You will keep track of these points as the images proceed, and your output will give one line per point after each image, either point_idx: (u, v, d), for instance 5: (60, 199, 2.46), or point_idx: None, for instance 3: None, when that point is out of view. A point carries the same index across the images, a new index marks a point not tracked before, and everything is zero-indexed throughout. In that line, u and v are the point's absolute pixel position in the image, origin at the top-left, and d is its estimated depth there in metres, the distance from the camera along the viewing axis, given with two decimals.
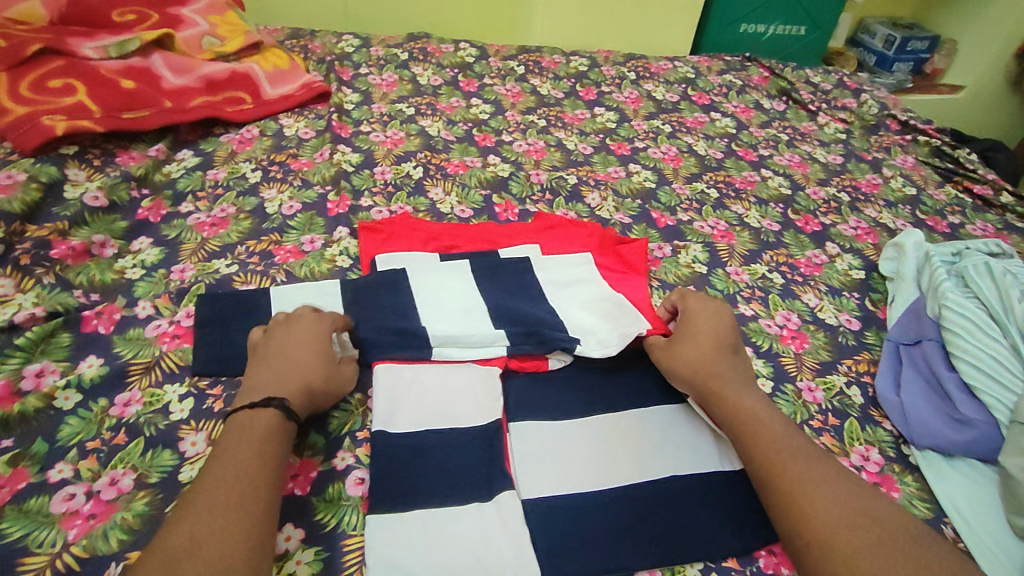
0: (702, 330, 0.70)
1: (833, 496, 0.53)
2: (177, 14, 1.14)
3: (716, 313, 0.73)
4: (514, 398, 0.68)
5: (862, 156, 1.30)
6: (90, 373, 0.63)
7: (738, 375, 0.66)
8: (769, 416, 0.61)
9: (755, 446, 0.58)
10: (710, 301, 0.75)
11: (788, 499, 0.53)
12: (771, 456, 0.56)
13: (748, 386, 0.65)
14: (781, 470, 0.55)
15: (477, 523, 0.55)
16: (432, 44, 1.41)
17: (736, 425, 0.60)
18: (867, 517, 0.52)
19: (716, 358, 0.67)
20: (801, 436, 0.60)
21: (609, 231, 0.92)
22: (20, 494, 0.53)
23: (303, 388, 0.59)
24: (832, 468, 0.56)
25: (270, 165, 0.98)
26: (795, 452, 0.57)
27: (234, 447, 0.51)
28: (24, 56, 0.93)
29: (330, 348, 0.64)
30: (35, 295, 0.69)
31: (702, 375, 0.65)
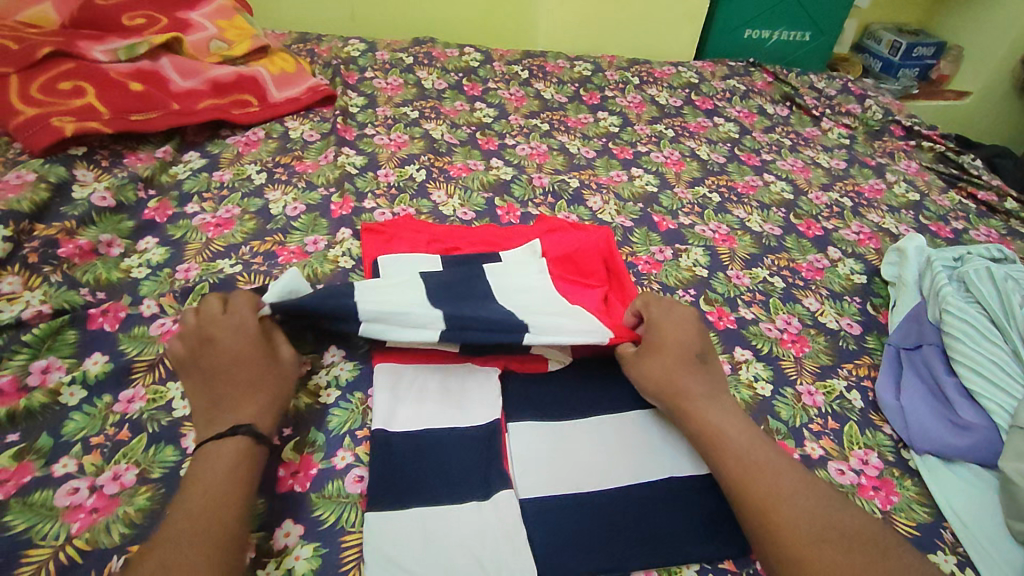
0: (667, 341, 0.67)
1: (802, 511, 0.54)
2: (185, 18, 1.15)
3: (679, 320, 0.70)
4: (513, 398, 0.68)
5: (865, 162, 1.30)
6: (96, 370, 0.64)
7: (705, 388, 0.64)
8: (736, 429, 0.60)
9: (724, 463, 0.58)
10: (672, 307, 0.72)
11: (759, 517, 0.54)
12: (739, 471, 0.57)
13: (715, 399, 0.63)
14: (750, 488, 0.55)
15: (474, 521, 0.56)
16: (437, 49, 1.43)
17: (705, 441, 0.60)
18: (836, 531, 0.53)
19: (683, 371, 0.65)
20: (770, 446, 0.60)
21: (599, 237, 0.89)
22: (24, 487, 0.54)
23: (263, 406, 0.58)
24: (802, 480, 0.57)
25: (274, 167, 0.99)
26: (763, 467, 0.57)
27: (204, 476, 0.51)
28: (36, 59, 0.95)
29: (264, 353, 0.62)
30: (42, 293, 0.70)
31: (669, 392, 0.64)
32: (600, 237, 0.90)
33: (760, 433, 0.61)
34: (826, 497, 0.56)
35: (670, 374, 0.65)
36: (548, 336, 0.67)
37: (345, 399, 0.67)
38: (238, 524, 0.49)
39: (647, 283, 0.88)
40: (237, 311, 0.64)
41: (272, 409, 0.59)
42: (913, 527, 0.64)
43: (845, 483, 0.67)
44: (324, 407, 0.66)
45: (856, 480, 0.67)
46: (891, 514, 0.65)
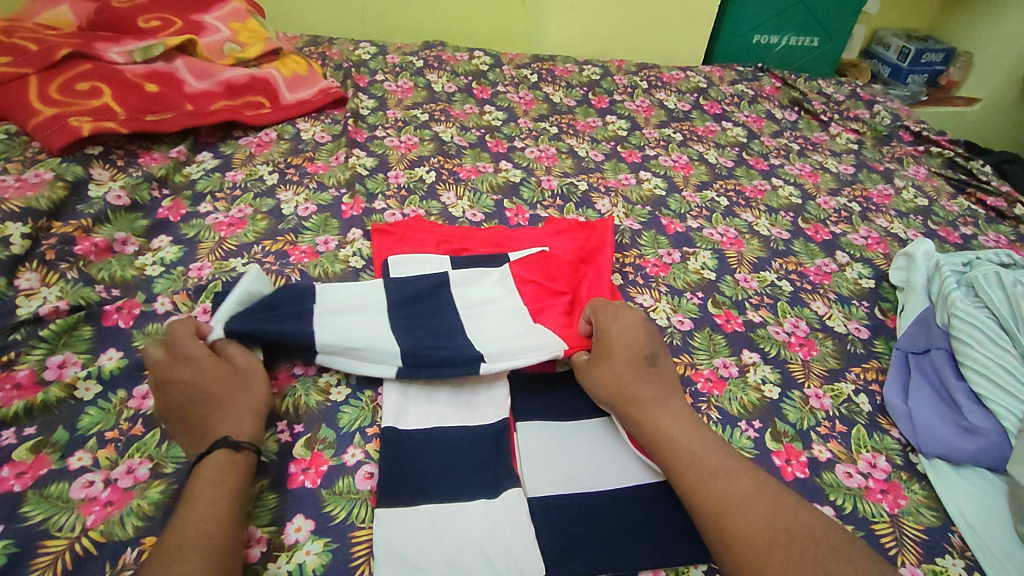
0: (614, 346, 0.67)
1: (753, 515, 0.53)
2: (200, 21, 1.17)
3: (626, 323, 0.70)
4: (522, 398, 0.69)
5: (873, 167, 1.31)
6: (111, 366, 0.65)
7: (654, 391, 0.64)
8: (686, 433, 0.59)
9: (676, 470, 0.57)
10: (620, 310, 0.72)
11: (711, 523, 0.53)
12: (691, 476, 0.56)
13: (664, 402, 0.63)
14: (699, 493, 0.55)
15: (483, 519, 0.56)
16: (447, 52, 1.44)
17: (655, 449, 0.59)
18: (789, 533, 0.52)
19: (632, 378, 0.64)
20: (722, 447, 0.59)
21: (596, 247, 0.89)
22: (41, 479, 0.55)
23: (239, 413, 0.58)
24: (753, 482, 0.56)
25: (286, 168, 1.00)
26: (713, 471, 0.56)
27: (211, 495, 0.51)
28: (54, 59, 0.97)
29: (218, 374, 0.61)
30: (59, 289, 0.72)
31: (621, 399, 0.63)
32: (604, 238, 0.90)
33: (713, 436, 0.60)
34: (777, 497, 0.55)
35: (618, 379, 0.64)
36: (504, 359, 0.67)
37: (356, 397, 0.67)
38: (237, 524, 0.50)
39: (654, 285, 0.89)
40: (180, 346, 0.62)
41: (247, 419, 0.58)
42: (921, 531, 0.64)
43: (852, 486, 0.67)
44: (334, 405, 0.66)
45: (863, 483, 0.68)
46: (899, 517, 0.65)
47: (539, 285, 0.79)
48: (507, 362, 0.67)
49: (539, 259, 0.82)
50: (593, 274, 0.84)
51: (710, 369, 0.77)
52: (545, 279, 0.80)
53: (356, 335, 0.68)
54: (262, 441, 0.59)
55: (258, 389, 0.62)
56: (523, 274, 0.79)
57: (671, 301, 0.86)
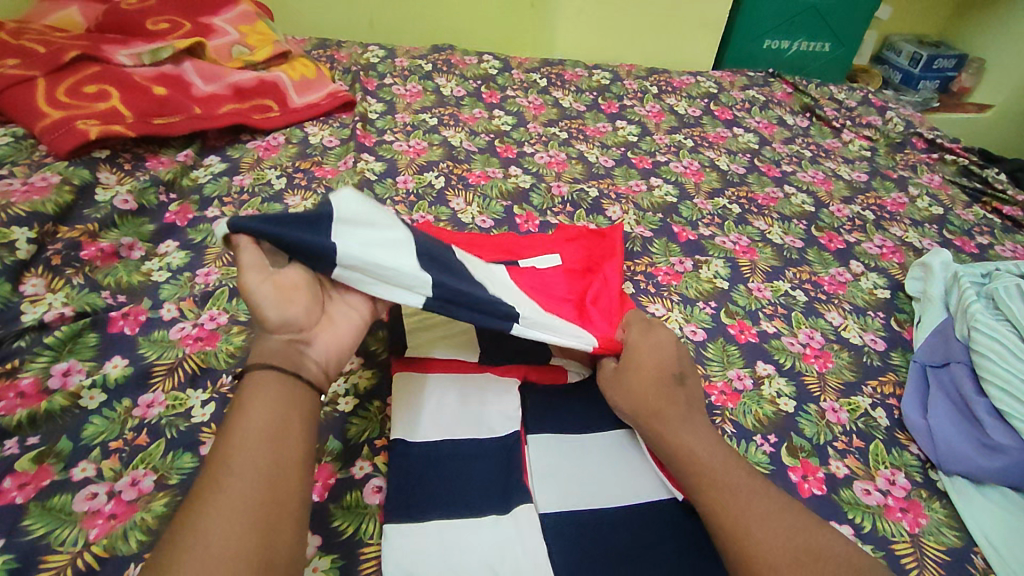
0: (641, 362, 0.65)
1: (776, 536, 0.51)
2: (208, 24, 1.16)
3: (657, 339, 0.68)
4: (533, 410, 0.67)
5: (887, 174, 1.29)
6: (116, 374, 0.64)
7: (679, 409, 0.62)
8: (709, 452, 0.58)
9: (696, 488, 0.56)
10: (654, 325, 0.71)
11: (734, 542, 0.51)
12: (711, 494, 0.54)
13: (689, 421, 0.61)
14: (722, 512, 0.53)
15: (494, 535, 0.55)
16: (456, 56, 1.43)
17: (676, 468, 0.58)
18: (811, 555, 0.50)
19: (658, 394, 0.62)
20: (744, 468, 0.57)
21: (603, 255, 0.87)
22: (44, 491, 0.54)
23: (257, 345, 0.53)
24: (777, 503, 0.54)
25: (295, 172, 0.99)
26: (737, 489, 0.54)
27: (247, 435, 0.45)
28: (62, 62, 0.96)
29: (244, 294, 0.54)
30: (64, 295, 0.71)
31: (644, 414, 0.61)
32: (614, 246, 0.89)
33: (735, 456, 0.59)
34: (801, 519, 0.53)
35: (643, 395, 0.62)
36: (539, 330, 0.64)
37: (363, 407, 0.66)
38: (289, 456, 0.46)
39: (666, 294, 0.87)
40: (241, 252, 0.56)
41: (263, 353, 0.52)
42: (942, 552, 0.62)
43: (870, 503, 0.65)
44: (341, 415, 0.65)
45: (882, 500, 0.66)
46: (919, 537, 0.63)
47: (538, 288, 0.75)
48: (542, 334, 0.64)
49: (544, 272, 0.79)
50: (603, 282, 0.81)
51: (724, 381, 0.76)
52: (546, 284, 0.77)
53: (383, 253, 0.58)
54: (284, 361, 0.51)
55: (265, 309, 0.52)
56: (529, 277, 0.76)
57: (683, 310, 0.85)
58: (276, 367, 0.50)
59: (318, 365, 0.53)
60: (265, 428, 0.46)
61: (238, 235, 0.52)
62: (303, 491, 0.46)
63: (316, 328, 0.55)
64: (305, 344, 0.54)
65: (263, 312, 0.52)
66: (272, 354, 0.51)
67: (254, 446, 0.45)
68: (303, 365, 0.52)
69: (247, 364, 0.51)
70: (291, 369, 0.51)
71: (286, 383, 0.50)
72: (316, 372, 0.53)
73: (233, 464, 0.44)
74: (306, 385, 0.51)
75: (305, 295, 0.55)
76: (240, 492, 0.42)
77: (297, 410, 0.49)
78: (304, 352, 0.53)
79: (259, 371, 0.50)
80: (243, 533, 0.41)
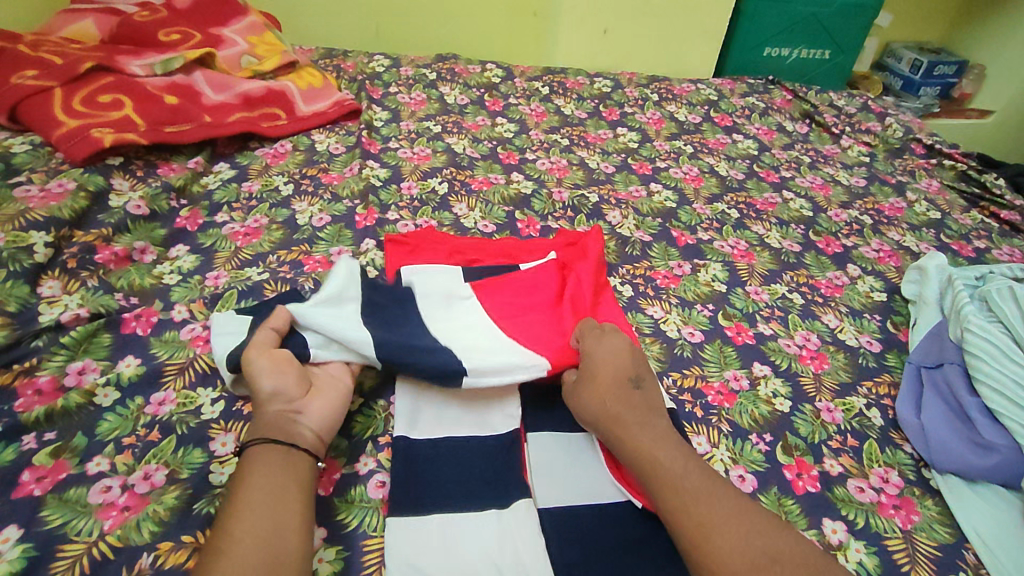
0: (599, 367, 0.65)
1: (736, 537, 0.52)
2: (218, 35, 1.20)
3: (613, 346, 0.67)
4: (532, 409, 0.69)
5: (885, 180, 1.30)
6: (129, 373, 0.66)
7: (638, 415, 0.62)
8: (669, 456, 0.58)
9: (658, 493, 0.56)
10: (608, 332, 0.69)
11: (695, 544, 0.52)
12: (674, 500, 0.55)
13: (650, 426, 0.61)
14: (685, 517, 0.54)
15: (493, 527, 0.56)
16: (459, 65, 1.46)
17: (640, 473, 0.58)
18: (771, 556, 0.51)
19: (618, 401, 0.63)
20: (705, 469, 0.58)
21: (590, 252, 0.87)
22: (61, 483, 0.56)
23: (255, 420, 0.58)
24: (735, 504, 0.55)
25: (302, 179, 1.02)
26: (698, 492, 0.55)
27: (254, 499, 0.50)
28: (78, 72, 0.99)
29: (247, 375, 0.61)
30: (80, 296, 0.73)
31: (604, 421, 0.62)
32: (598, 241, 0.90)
33: (697, 459, 0.60)
34: (760, 521, 0.54)
35: (603, 403, 0.63)
36: (490, 376, 0.65)
37: (369, 405, 0.68)
38: (288, 516, 0.50)
39: (665, 297, 0.89)
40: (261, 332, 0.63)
41: (266, 426, 0.57)
42: (934, 547, 0.63)
43: (864, 501, 0.67)
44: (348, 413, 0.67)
45: (875, 498, 0.67)
46: (912, 533, 0.64)
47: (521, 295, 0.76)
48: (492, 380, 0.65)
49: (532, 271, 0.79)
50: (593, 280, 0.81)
51: (721, 381, 0.77)
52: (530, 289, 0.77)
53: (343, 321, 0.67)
54: (281, 434, 0.56)
55: (261, 382, 0.59)
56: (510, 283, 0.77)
57: (681, 313, 0.87)
58: (274, 440, 0.55)
59: (310, 430, 0.58)
60: (271, 492, 0.51)
61: (247, 350, 0.61)
62: (303, 548, 0.49)
63: (308, 399, 0.61)
64: (300, 414, 0.59)
65: (259, 386, 0.59)
66: (268, 425, 0.57)
67: (256, 511, 0.49)
68: (298, 433, 0.57)
69: (249, 437, 0.56)
70: (285, 437, 0.56)
71: (286, 452, 0.55)
72: (310, 438, 0.58)
73: (238, 527, 0.48)
74: (302, 451, 0.56)
75: (299, 376, 0.61)
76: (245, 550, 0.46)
77: (295, 485, 0.53)
78: (299, 421, 0.58)
79: (259, 445, 0.55)
80: None
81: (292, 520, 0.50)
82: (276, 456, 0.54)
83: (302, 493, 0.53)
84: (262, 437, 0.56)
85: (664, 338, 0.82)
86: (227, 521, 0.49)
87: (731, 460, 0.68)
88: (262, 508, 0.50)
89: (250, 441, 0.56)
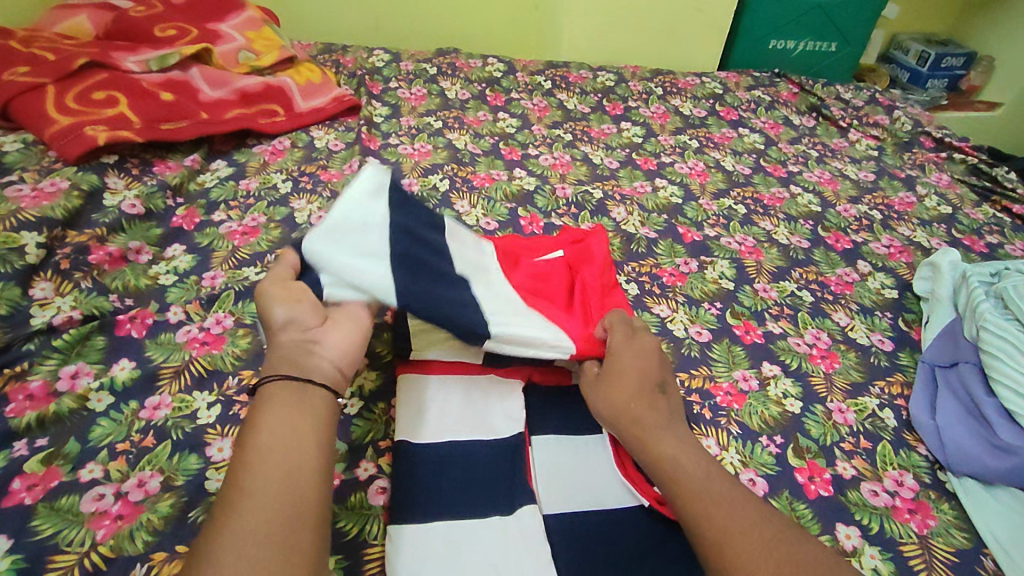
0: (628, 367, 0.63)
1: (758, 544, 0.50)
2: (216, 30, 1.18)
3: (642, 347, 0.66)
4: (537, 411, 0.67)
5: (894, 174, 1.28)
6: (123, 376, 0.65)
7: (661, 418, 0.60)
8: (692, 462, 0.56)
9: (677, 496, 0.54)
10: (639, 331, 0.68)
11: (715, 549, 0.50)
12: (694, 502, 0.53)
13: (672, 430, 0.60)
14: (706, 520, 0.52)
15: (497, 534, 0.55)
16: (460, 59, 1.43)
17: (659, 475, 0.56)
18: (794, 565, 0.49)
19: (642, 402, 0.61)
20: (727, 478, 0.56)
21: (590, 244, 0.86)
22: (52, 492, 0.54)
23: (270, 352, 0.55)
24: (757, 511, 0.53)
25: (300, 176, 1.00)
26: (719, 496, 0.53)
27: (265, 441, 0.47)
28: (72, 69, 0.97)
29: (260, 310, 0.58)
30: (73, 298, 0.71)
31: (626, 420, 0.60)
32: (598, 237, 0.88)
33: (717, 467, 0.58)
34: (782, 529, 0.52)
35: (627, 402, 0.61)
36: (516, 347, 0.65)
37: (369, 409, 0.66)
38: (301, 458, 0.47)
39: (671, 295, 0.87)
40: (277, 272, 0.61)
41: (279, 357, 0.53)
42: (951, 553, 0.61)
43: (878, 505, 0.65)
44: (347, 417, 0.65)
45: (890, 501, 0.65)
46: (928, 538, 0.62)
47: (534, 288, 0.74)
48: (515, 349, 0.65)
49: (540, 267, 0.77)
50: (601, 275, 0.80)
51: (729, 382, 0.75)
52: (542, 284, 0.75)
53: (360, 258, 0.61)
54: (294, 364, 0.53)
55: (275, 312, 0.56)
56: (523, 274, 0.75)
57: (688, 311, 0.85)
58: (285, 376, 0.52)
59: (329, 361, 0.54)
60: (281, 434, 0.48)
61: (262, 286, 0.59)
62: (319, 494, 0.46)
63: (325, 329, 0.57)
64: (315, 344, 0.55)
65: (272, 317, 0.56)
66: (280, 356, 0.53)
67: (266, 455, 0.46)
68: (313, 364, 0.53)
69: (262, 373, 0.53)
70: (296, 372, 0.52)
71: (298, 384, 0.51)
72: (327, 369, 0.54)
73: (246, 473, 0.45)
74: (317, 384, 0.52)
75: (314, 305, 0.58)
76: (254, 497, 0.43)
77: (308, 428, 0.49)
78: (315, 351, 0.54)
79: (271, 382, 0.52)
80: (259, 540, 0.41)
81: (306, 463, 0.47)
82: (285, 392, 0.51)
83: (315, 432, 0.49)
84: (273, 370, 0.53)
85: (671, 338, 0.80)
86: (235, 470, 0.46)
87: (741, 463, 0.66)
88: (272, 450, 0.46)
89: (260, 378, 0.53)
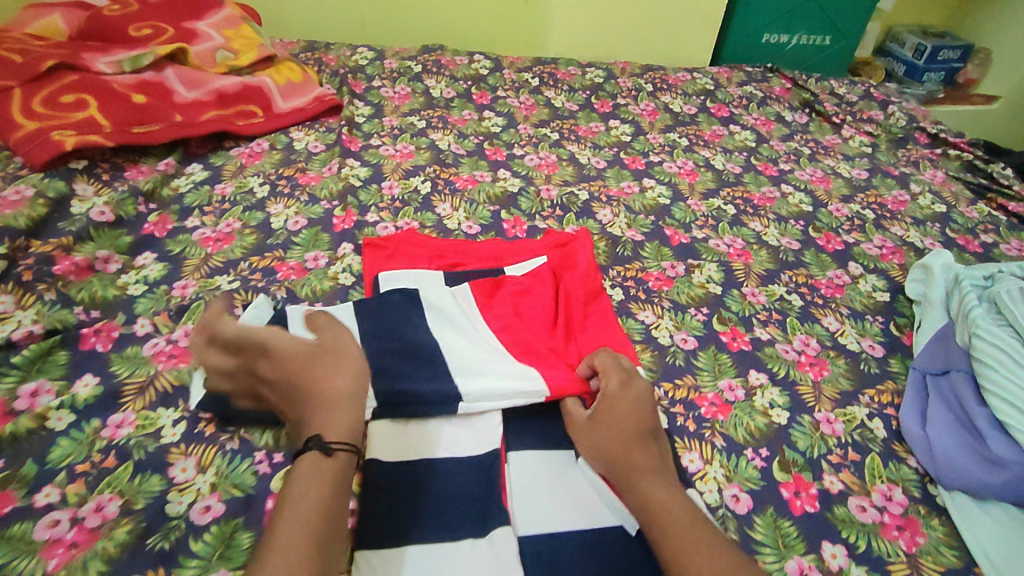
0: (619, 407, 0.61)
1: None
2: (192, 28, 1.15)
3: (637, 391, 0.63)
4: (514, 426, 0.65)
5: (888, 171, 1.25)
6: (85, 394, 0.62)
7: (651, 462, 0.58)
8: (679, 506, 0.55)
9: (659, 536, 0.53)
10: (631, 374, 0.65)
11: None
12: (676, 545, 0.52)
13: (662, 475, 0.58)
14: (684, 563, 0.50)
15: (468, 559, 0.53)
16: (446, 56, 1.40)
17: (645, 516, 0.55)
18: None
19: (631, 444, 0.59)
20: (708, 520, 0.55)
21: (574, 258, 0.86)
22: (4, 518, 0.52)
23: (337, 416, 0.52)
24: (739, 559, 0.51)
25: (278, 180, 0.97)
26: (701, 539, 0.52)
27: (309, 518, 0.45)
28: (40, 72, 0.95)
29: (335, 365, 0.55)
30: (35, 311, 0.69)
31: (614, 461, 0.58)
32: (584, 246, 0.88)
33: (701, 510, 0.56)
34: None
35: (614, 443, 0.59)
36: (485, 402, 0.64)
37: None
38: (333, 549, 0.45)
39: (657, 301, 0.85)
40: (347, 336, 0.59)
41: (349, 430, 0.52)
42: (940, 572, 0.60)
43: (866, 521, 0.63)
44: None
45: (878, 518, 0.63)
46: (916, 557, 0.60)
47: (513, 313, 0.73)
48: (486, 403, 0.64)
49: (520, 286, 0.77)
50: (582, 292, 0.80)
51: (715, 392, 0.73)
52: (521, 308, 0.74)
53: None
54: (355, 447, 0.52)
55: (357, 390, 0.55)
56: (501, 299, 0.75)
57: (674, 317, 0.83)
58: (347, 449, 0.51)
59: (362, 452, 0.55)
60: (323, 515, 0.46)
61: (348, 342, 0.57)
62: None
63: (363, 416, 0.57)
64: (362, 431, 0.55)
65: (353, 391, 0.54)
66: (349, 426, 0.52)
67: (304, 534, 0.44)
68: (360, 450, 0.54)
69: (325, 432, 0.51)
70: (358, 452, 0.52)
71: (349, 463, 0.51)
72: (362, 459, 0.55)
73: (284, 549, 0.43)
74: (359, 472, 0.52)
75: None
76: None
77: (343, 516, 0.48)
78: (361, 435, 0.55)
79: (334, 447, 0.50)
80: None
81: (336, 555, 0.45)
82: (341, 467, 0.50)
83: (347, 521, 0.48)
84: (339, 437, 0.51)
85: (655, 345, 0.78)
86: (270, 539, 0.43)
87: (724, 479, 0.64)
88: (312, 531, 0.45)
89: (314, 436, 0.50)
